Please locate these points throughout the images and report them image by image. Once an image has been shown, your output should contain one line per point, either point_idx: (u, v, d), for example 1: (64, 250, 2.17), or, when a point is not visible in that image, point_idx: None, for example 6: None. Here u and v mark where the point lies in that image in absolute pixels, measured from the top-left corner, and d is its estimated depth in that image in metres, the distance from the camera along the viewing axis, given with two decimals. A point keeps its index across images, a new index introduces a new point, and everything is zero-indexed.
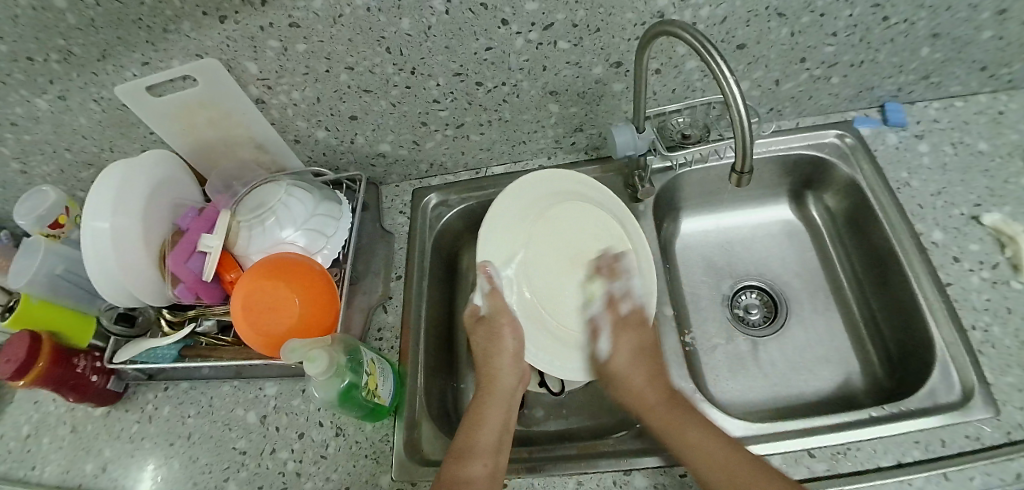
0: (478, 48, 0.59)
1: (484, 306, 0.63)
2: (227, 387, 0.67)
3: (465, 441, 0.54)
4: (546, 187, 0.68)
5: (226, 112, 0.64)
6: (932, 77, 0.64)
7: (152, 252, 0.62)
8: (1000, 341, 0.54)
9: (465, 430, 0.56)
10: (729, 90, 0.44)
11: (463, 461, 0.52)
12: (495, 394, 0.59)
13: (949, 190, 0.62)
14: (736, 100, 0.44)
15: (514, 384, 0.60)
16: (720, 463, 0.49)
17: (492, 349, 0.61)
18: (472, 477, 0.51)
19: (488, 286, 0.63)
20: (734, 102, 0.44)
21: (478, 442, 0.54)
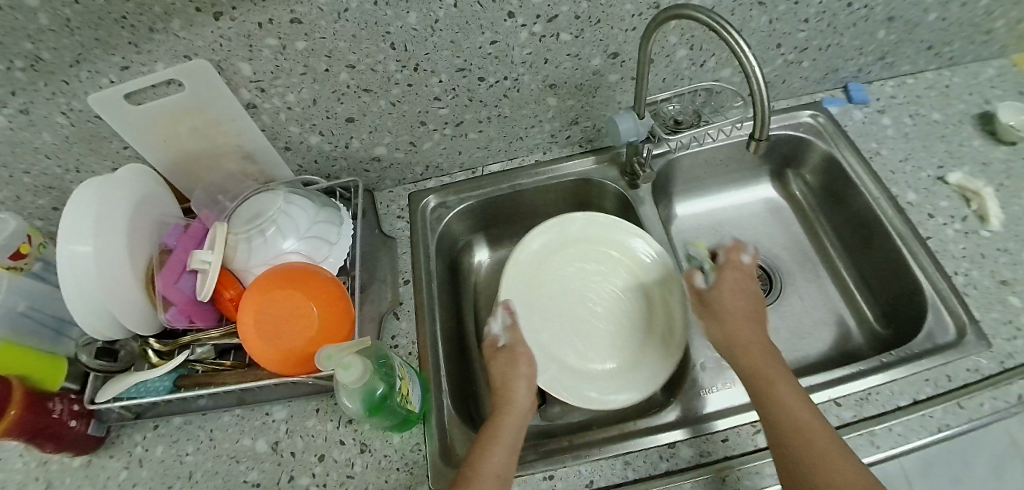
0: (482, 42, 0.59)
1: (505, 337, 0.62)
2: (228, 417, 0.62)
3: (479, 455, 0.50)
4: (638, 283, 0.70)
5: (213, 120, 0.60)
6: (887, 57, 0.72)
7: (139, 274, 0.57)
8: (980, 282, 0.60)
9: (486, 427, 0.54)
10: (747, 61, 0.46)
11: (484, 444, 0.51)
12: (514, 407, 0.56)
13: (914, 156, 0.69)
14: (755, 72, 0.46)
15: (528, 406, 0.57)
16: (806, 426, 0.47)
17: (509, 373, 0.59)
18: (487, 463, 0.49)
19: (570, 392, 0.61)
20: (755, 76, 0.46)
21: (507, 431, 0.53)
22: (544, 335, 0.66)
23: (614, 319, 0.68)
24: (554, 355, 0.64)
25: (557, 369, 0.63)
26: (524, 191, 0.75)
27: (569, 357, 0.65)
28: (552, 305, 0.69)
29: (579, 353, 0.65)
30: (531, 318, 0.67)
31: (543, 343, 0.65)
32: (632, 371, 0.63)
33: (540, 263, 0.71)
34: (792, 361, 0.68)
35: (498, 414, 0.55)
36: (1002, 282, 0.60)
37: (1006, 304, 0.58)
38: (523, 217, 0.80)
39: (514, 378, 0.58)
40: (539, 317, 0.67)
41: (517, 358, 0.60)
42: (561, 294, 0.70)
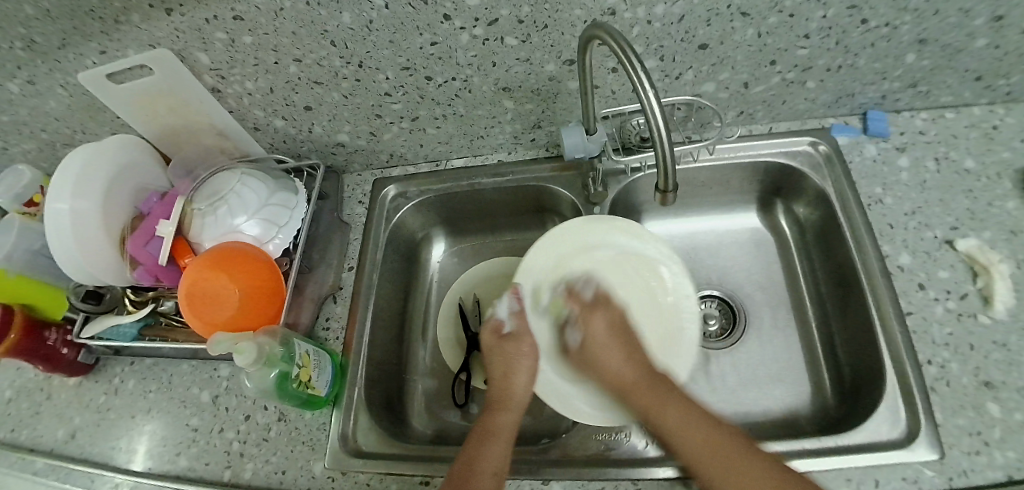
0: (422, 43, 0.57)
1: (511, 324, 0.62)
2: (186, 366, 0.71)
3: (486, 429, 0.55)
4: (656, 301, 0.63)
5: (183, 101, 0.65)
6: (920, 85, 0.61)
7: (113, 234, 0.65)
8: (956, 379, 0.51)
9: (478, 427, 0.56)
10: (649, 105, 0.40)
11: (478, 450, 0.52)
12: (512, 397, 0.58)
13: (925, 210, 0.59)
14: (653, 113, 0.40)
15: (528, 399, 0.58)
16: (694, 429, 0.50)
17: (509, 365, 0.59)
18: (483, 466, 0.50)
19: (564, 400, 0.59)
20: (654, 120, 0.40)
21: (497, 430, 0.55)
22: (568, 363, 0.62)
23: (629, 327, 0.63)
24: (586, 385, 0.60)
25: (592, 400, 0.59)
26: (483, 190, 0.74)
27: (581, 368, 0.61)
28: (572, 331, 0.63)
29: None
30: (546, 352, 0.63)
31: (569, 371, 0.62)
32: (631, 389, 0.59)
33: (552, 298, 0.64)
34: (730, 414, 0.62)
35: (495, 410, 0.57)
36: (985, 383, 0.50)
37: (979, 411, 0.49)
38: (486, 215, 0.79)
39: (515, 370, 0.59)
40: (559, 346, 0.63)
41: (515, 348, 0.60)
42: (578, 311, 0.64)
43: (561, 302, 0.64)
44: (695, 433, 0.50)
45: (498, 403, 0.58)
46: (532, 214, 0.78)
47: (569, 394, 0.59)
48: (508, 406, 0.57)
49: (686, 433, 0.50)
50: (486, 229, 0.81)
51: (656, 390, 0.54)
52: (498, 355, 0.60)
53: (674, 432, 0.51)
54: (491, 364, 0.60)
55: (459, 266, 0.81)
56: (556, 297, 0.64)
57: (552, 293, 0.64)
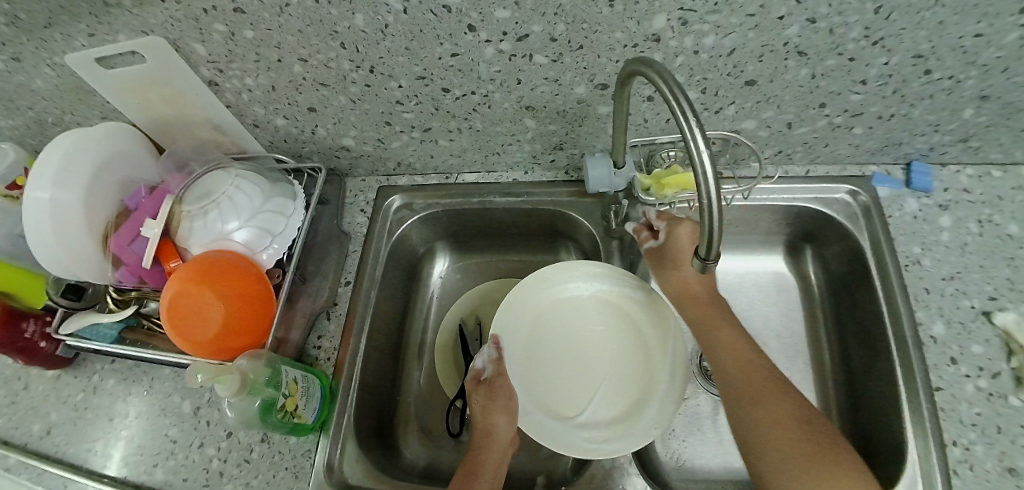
0: (441, 53, 0.52)
1: (489, 369, 0.58)
2: (168, 371, 0.67)
3: (471, 471, 0.52)
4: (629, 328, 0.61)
5: (177, 93, 0.59)
6: (970, 140, 0.57)
7: (97, 229, 0.60)
8: (980, 463, 0.48)
9: (462, 470, 0.52)
10: (693, 145, 0.36)
11: None
12: (494, 441, 0.54)
13: (963, 276, 0.56)
14: (700, 163, 0.36)
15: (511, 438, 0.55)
16: (738, 366, 0.51)
17: (490, 408, 0.56)
18: None
19: (566, 440, 0.54)
20: (702, 174, 0.36)
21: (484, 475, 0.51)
22: (556, 400, 0.58)
23: (607, 356, 0.60)
24: (578, 420, 0.56)
25: (588, 433, 0.55)
26: (494, 209, 0.70)
27: (573, 406, 0.58)
28: (552, 371, 0.60)
29: (601, 400, 0.58)
30: (531, 394, 0.58)
31: (558, 409, 0.57)
32: (628, 418, 0.56)
33: (528, 342, 0.62)
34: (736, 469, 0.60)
35: (479, 451, 0.54)
36: (1010, 471, 0.48)
37: None
38: (494, 233, 0.75)
39: (496, 416, 0.55)
40: (544, 386, 0.59)
41: (497, 391, 0.56)
42: (555, 349, 0.61)
43: (539, 342, 0.62)
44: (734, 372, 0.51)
45: (482, 443, 0.54)
46: (543, 235, 0.75)
47: (562, 431, 0.55)
48: (492, 447, 0.54)
49: (736, 379, 0.50)
50: (493, 246, 0.78)
51: (706, 317, 0.54)
52: (479, 394, 0.57)
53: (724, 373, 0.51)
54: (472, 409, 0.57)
55: (461, 283, 0.78)
56: (534, 340, 0.62)
57: (530, 338, 0.62)
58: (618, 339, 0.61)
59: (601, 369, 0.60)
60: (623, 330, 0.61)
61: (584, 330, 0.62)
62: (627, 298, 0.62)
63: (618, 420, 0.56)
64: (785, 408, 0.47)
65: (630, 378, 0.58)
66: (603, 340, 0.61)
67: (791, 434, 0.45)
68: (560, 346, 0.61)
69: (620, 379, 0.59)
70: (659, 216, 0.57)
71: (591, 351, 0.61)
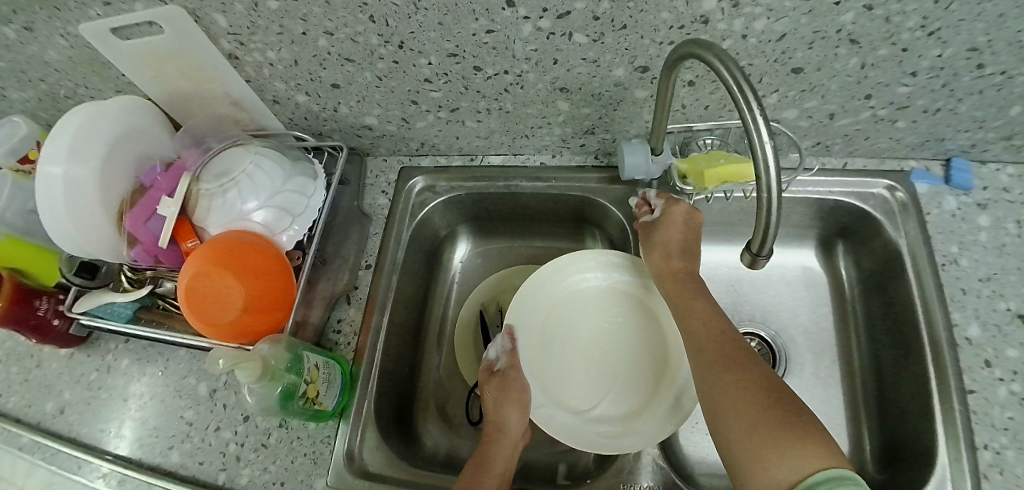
0: (476, 29, 0.49)
1: (501, 361, 0.58)
2: (183, 353, 0.66)
3: (479, 462, 0.51)
4: (638, 326, 0.61)
5: (196, 65, 0.57)
6: (1014, 138, 0.55)
7: (111, 207, 0.58)
8: (1010, 467, 0.48)
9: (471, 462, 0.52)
10: (754, 130, 0.34)
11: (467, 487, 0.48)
12: (506, 435, 0.53)
13: (1000, 278, 0.55)
14: (763, 155, 0.34)
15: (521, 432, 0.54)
16: (710, 343, 0.47)
17: (501, 400, 0.55)
18: None
19: (579, 434, 0.54)
20: (763, 166, 0.35)
21: (493, 466, 0.51)
22: (568, 394, 0.58)
23: (617, 353, 0.60)
24: (590, 414, 0.56)
25: (600, 427, 0.55)
26: (520, 193, 0.68)
27: (584, 401, 0.57)
28: (563, 365, 0.60)
29: (613, 396, 0.57)
30: (544, 386, 0.58)
31: (570, 402, 0.57)
32: (639, 415, 0.55)
33: (541, 334, 0.61)
34: None
35: (488, 443, 0.53)
36: None
37: None
38: (516, 218, 0.74)
39: (507, 409, 0.54)
40: (556, 378, 0.59)
41: (511, 385, 0.56)
42: (568, 342, 0.61)
43: (550, 335, 0.61)
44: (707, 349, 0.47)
45: (492, 435, 0.53)
46: (566, 222, 0.73)
47: (574, 425, 0.55)
48: (500, 439, 0.53)
49: (708, 355, 0.47)
50: (515, 232, 0.76)
51: (686, 300, 0.52)
52: (491, 387, 0.56)
53: (697, 351, 0.48)
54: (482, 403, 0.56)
55: (481, 268, 0.76)
56: (546, 332, 0.61)
57: (541, 331, 0.61)
58: (627, 336, 0.60)
59: (610, 365, 0.59)
60: (633, 326, 0.61)
61: (594, 325, 0.61)
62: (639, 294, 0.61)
63: (630, 416, 0.56)
64: (748, 375, 0.43)
65: (638, 376, 0.58)
66: (613, 335, 0.61)
67: (752, 398, 0.42)
68: (570, 340, 0.61)
69: (632, 375, 0.58)
70: (658, 195, 0.58)
71: (601, 346, 0.60)
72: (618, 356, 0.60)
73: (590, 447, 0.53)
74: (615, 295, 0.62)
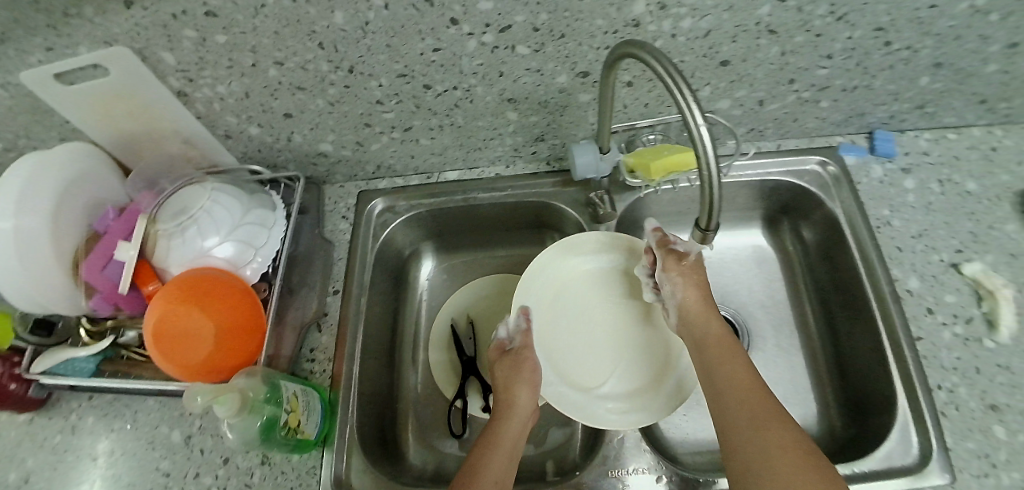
0: (423, 49, 0.52)
1: (513, 341, 0.59)
2: (152, 402, 0.63)
3: (491, 435, 0.52)
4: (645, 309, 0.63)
5: (145, 105, 0.57)
6: (927, 107, 0.61)
7: (65, 258, 0.57)
8: (965, 403, 0.52)
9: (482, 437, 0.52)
10: (695, 129, 0.38)
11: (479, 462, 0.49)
12: (517, 412, 0.54)
13: (930, 233, 0.60)
14: (705, 151, 0.38)
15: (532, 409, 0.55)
16: (744, 394, 0.47)
17: (513, 377, 0.56)
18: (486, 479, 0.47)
19: (587, 409, 0.56)
20: (706, 160, 0.38)
21: (504, 438, 0.52)
22: (577, 373, 0.59)
23: (625, 334, 0.62)
24: (598, 391, 0.58)
25: (608, 404, 0.56)
26: (478, 205, 0.70)
27: (593, 381, 0.59)
28: (572, 346, 0.61)
29: (621, 374, 0.59)
30: (553, 365, 0.59)
31: (579, 381, 0.59)
32: (646, 393, 0.57)
33: (549, 315, 0.63)
34: None
35: (499, 418, 0.54)
36: (992, 407, 0.51)
37: (987, 435, 0.50)
38: (478, 229, 0.75)
39: (517, 385, 0.55)
40: (565, 358, 0.61)
41: (522, 365, 0.57)
42: (575, 324, 0.63)
43: (560, 317, 0.63)
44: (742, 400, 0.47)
45: (502, 412, 0.54)
46: (527, 228, 0.76)
47: (584, 400, 0.56)
48: (510, 416, 0.54)
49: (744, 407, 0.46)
50: (479, 244, 0.78)
51: (720, 346, 0.52)
52: (502, 368, 0.57)
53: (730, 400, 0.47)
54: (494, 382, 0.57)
55: (449, 283, 0.77)
56: (554, 314, 0.63)
57: (550, 312, 0.63)
58: (634, 319, 0.63)
59: (618, 346, 0.61)
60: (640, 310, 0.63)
61: (602, 308, 0.64)
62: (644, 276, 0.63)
63: (636, 392, 0.58)
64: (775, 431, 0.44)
65: (645, 356, 0.60)
66: (621, 317, 0.63)
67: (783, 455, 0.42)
68: (579, 322, 0.63)
69: (639, 355, 0.60)
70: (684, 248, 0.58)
71: (609, 328, 0.62)
72: (627, 338, 0.62)
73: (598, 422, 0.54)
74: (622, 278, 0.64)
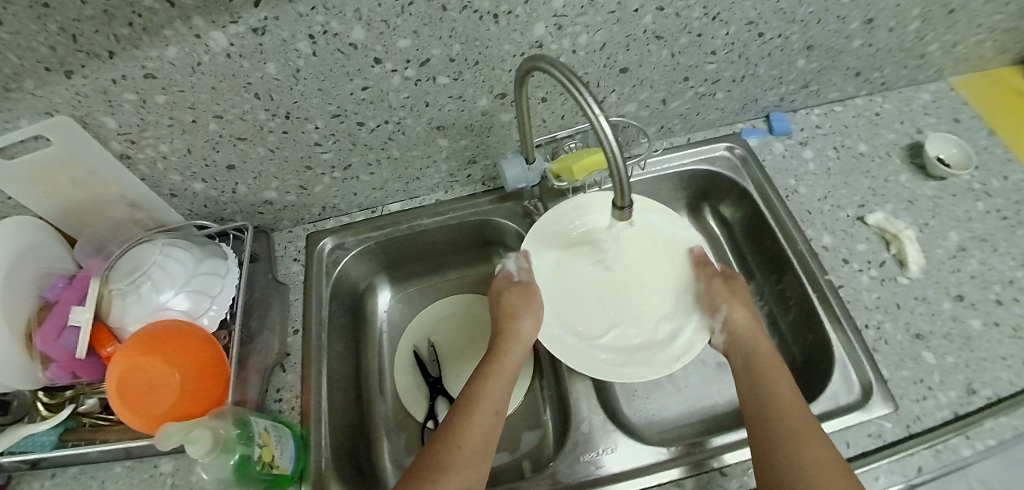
0: (353, 89, 0.56)
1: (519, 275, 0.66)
2: (119, 468, 0.60)
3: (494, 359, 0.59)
4: (651, 274, 0.68)
5: (88, 173, 0.58)
6: (811, 85, 0.69)
7: (15, 334, 0.56)
8: (892, 336, 0.57)
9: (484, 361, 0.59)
10: (599, 127, 0.40)
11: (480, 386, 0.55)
12: (520, 343, 0.60)
13: (834, 194, 0.66)
14: (611, 147, 0.40)
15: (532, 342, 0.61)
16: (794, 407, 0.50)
17: (517, 308, 0.62)
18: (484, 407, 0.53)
19: (577, 355, 0.61)
20: (614, 156, 0.41)
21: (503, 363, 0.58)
22: (579, 326, 0.64)
23: (628, 296, 0.67)
24: (597, 342, 0.63)
25: (603, 354, 0.62)
26: (424, 230, 0.74)
27: (592, 333, 0.64)
28: (578, 301, 0.66)
29: (621, 331, 0.64)
30: (557, 316, 0.65)
31: (581, 332, 0.64)
32: (641, 351, 0.62)
33: (558, 268, 0.68)
34: (699, 410, 0.66)
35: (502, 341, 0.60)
36: (916, 336, 0.56)
37: (918, 362, 0.55)
38: (429, 255, 0.78)
39: (521, 315, 0.62)
40: (573, 311, 0.65)
41: (528, 298, 0.63)
42: (588, 280, 0.68)
43: (569, 273, 0.68)
44: (789, 416, 0.50)
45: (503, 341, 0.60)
46: (475, 248, 0.79)
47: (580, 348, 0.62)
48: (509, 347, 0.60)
49: (789, 422, 0.49)
50: (432, 269, 0.80)
51: (773, 370, 0.55)
52: (510, 297, 0.64)
53: (774, 414, 0.50)
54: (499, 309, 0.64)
55: (407, 312, 0.79)
56: (564, 270, 0.68)
57: (562, 269, 0.68)
58: (641, 284, 0.67)
59: (621, 307, 0.66)
60: (646, 275, 0.67)
61: (613, 270, 0.68)
62: (664, 255, 0.68)
63: (634, 349, 0.62)
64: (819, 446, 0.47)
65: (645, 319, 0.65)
66: (626, 281, 0.67)
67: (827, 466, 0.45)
68: (589, 281, 0.68)
69: (640, 316, 0.65)
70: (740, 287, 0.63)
71: (616, 291, 0.67)
72: (629, 301, 0.66)
73: (588, 368, 0.59)
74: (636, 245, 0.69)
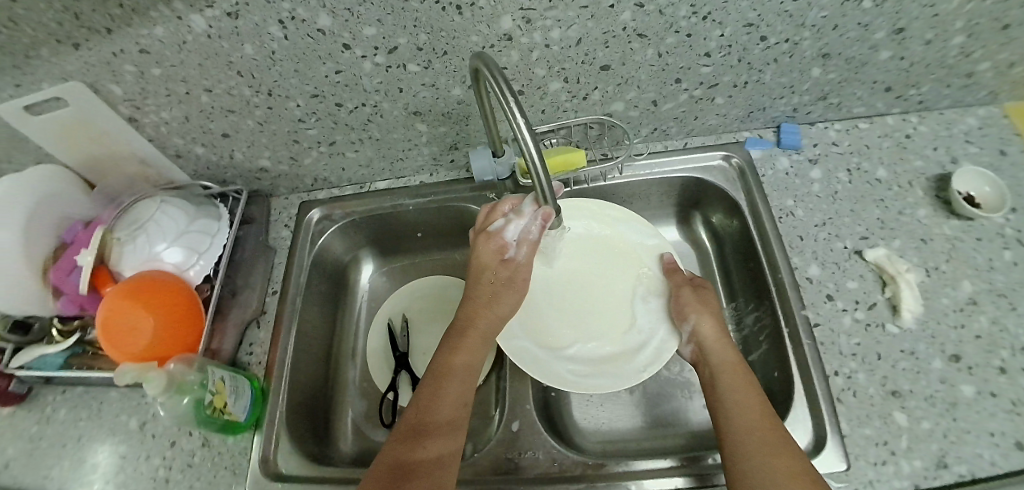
0: (326, 72, 0.58)
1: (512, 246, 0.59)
2: (115, 393, 0.68)
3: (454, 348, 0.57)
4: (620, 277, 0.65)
5: (102, 133, 0.65)
6: (830, 97, 0.61)
7: (33, 266, 0.65)
8: (863, 388, 0.51)
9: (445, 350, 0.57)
10: (519, 133, 0.42)
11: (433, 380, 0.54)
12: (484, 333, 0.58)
13: (835, 221, 0.59)
14: (527, 148, 0.42)
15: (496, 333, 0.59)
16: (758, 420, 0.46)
17: (494, 293, 0.59)
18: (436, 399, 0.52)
19: (542, 366, 0.59)
20: (529, 154, 0.43)
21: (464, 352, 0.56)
22: (545, 334, 0.63)
23: (596, 301, 0.65)
24: (563, 353, 0.61)
25: (570, 366, 0.60)
26: (405, 210, 0.75)
27: (559, 341, 0.62)
28: (545, 307, 0.65)
29: (587, 341, 0.62)
30: (524, 323, 0.63)
31: (547, 341, 0.62)
32: (608, 361, 0.60)
33: None
34: (651, 427, 0.64)
35: (467, 328, 0.58)
36: (892, 393, 0.50)
37: (885, 421, 0.49)
38: (412, 234, 0.80)
39: (498, 300, 0.59)
40: (541, 316, 0.64)
41: (511, 279, 0.59)
42: (555, 285, 0.66)
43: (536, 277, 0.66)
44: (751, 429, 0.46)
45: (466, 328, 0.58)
46: (457, 233, 0.80)
47: (546, 361, 0.60)
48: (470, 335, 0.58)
49: (750, 437, 0.45)
50: (416, 248, 0.82)
51: (737, 377, 0.51)
52: (493, 279, 0.59)
53: (734, 427, 0.47)
54: (480, 286, 0.59)
55: (389, 287, 0.82)
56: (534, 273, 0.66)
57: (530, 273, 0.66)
58: (609, 288, 0.65)
59: (590, 314, 0.64)
60: (616, 278, 0.65)
61: (581, 274, 0.66)
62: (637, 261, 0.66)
63: (601, 360, 0.61)
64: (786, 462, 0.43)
65: (613, 326, 0.63)
66: (595, 285, 0.66)
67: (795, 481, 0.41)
68: (558, 286, 0.66)
69: (608, 322, 0.63)
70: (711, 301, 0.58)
71: (585, 295, 0.65)
72: (598, 305, 0.64)
73: (553, 380, 0.58)
74: (606, 249, 0.67)
